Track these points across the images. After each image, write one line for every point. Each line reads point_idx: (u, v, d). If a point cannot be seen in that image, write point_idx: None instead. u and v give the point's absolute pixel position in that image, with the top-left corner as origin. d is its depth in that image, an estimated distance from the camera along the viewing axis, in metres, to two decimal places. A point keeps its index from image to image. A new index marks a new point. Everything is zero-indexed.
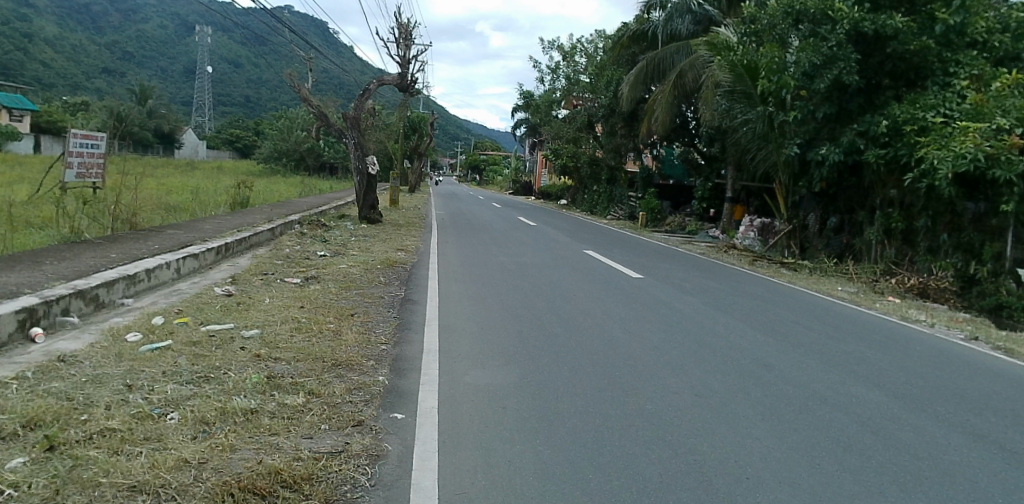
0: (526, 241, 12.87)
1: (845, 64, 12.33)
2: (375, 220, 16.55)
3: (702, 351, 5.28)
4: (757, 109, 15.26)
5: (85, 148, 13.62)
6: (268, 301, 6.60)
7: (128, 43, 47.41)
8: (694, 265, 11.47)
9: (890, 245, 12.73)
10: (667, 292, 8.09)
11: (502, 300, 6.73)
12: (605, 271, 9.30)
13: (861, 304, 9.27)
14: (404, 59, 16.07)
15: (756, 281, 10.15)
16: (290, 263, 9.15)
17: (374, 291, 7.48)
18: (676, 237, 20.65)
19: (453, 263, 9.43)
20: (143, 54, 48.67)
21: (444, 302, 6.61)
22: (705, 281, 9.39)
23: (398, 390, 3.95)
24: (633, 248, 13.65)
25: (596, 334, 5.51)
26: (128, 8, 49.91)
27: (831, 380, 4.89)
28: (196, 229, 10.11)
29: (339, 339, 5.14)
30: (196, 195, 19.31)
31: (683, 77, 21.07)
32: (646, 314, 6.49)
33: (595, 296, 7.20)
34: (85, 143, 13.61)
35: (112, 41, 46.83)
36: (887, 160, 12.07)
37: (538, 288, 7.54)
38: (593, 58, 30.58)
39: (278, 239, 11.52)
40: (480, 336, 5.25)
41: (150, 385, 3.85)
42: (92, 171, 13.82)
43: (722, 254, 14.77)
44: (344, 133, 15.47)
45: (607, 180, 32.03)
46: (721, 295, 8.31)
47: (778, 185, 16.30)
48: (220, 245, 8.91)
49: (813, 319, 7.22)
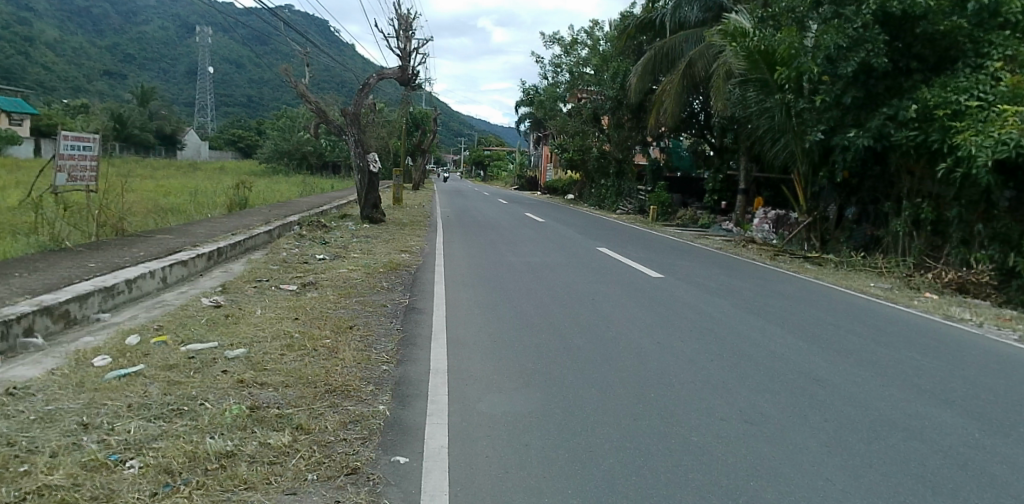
0: (537, 239, 12.30)
1: (872, 47, 11.66)
2: (377, 219, 15.96)
3: (744, 365, 4.71)
4: (774, 97, 14.57)
5: (76, 150, 13.02)
6: (259, 312, 6.03)
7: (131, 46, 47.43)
8: (714, 261, 10.84)
9: (919, 237, 12.09)
10: (692, 293, 7.51)
11: (517, 307, 6.19)
12: (623, 272, 8.72)
13: (898, 302, 8.62)
14: (404, 52, 15.47)
15: (783, 278, 9.51)
16: (286, 268, 8.59)
17: (375, 298, 6.91)
18: (689, 231, 20.02)
19: (462, 266, 8.88)
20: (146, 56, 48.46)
21: (453, 310, 6.05)
22: (730, 281, 8.79)
23: (401, 425, 3.36)
24: (647, 244, 13.03)
25: (624, 346, 4.96)
26: (130, 10, 49.87)
27: (894, 398, 4.29)
28: (187, 234, 9.56)
29: (335, 358, 4.56)
30: (194, 198, 18.82)
31: (692, 66, 20.42)
32: (675, 320, 5.93)
33: (618, 301, 6.64)
34: (77, 145, 13.07)
35: (114, 44, 47.86)
36: (917, 145, 11.41)
37: (555, 292, 6.99)
38: (598, 49, 29.90)
39: (275, 242, 10.94)
40: (496, 352, 4.71)
41: (110, 423, 3.26)
42: (84, 174, 13.24)
43: (741, 249, 14.11)
44: (344, 130, 14.92)
45: (615, 173, 31.35)
46: (750, 296, 7.72)
47: (796, 176, 15.68)
48: (211, 250, 8.35)
49: (853, 322, 6.63)
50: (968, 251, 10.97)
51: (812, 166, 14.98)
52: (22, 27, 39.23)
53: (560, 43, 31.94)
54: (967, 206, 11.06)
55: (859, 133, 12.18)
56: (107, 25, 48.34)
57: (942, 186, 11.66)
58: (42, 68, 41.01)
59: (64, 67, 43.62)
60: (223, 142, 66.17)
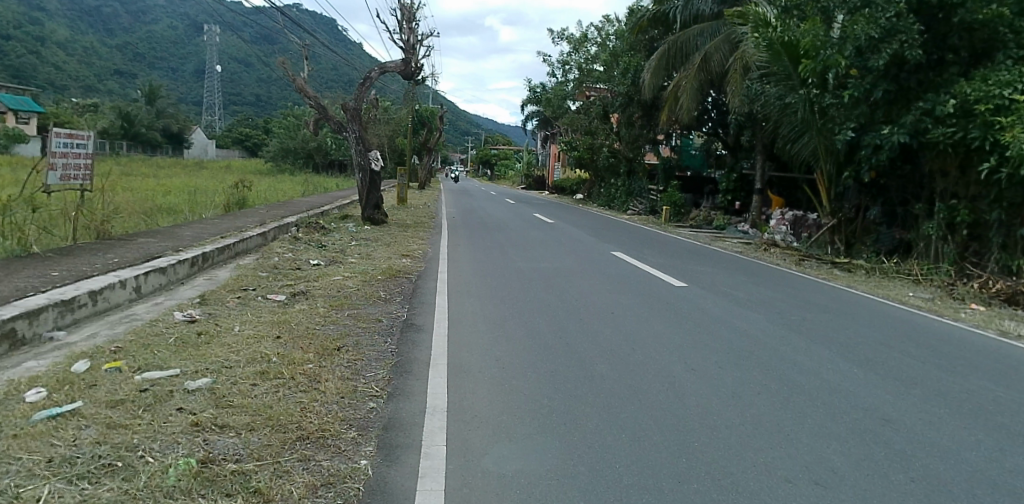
0: (547, 242, 11.63)
1: (907, 37, 10.85)
2: (379, 220, 15.26)
3: (800, 403, 3.99)
4: (797, 92, 13.78)
5: (69, 148, 12.42)
6: (238, 329, 5.35)
7: (140, 45, 47.62)
8: (738, 267, 10.09)
9: (955, 241, 11.29)
10: (719, 305, 6.82)
11: (529, 323, 5.51)
12: (642, 280, 8.01)
13: (943, 315, 7.84)
14: (407, 45, 14.81)
15: (814, 287, 8.76)
16: (276, 275, 7.88)
17: (369, 311, 6.22)
18: (704, 233, 19.24)
19: (466, 272, 8.19)
20: (155, 55, 48.49)
21: (455, 327, 5.36)
22: (760, 290, 8.05)
23: (386, 491, 2.66)
24: (664, 248, 12.33)
25: (656, 375, 4.27)
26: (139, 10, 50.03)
27: (983, 446, 3.54)
28: (172, 237, 8.88)
29: (315, 390, 3.87)
30: (192, 197, 18.22)
31: (708, 61, 19.73)
32: (708, 340, 5.24)
33: (641, 315, 5.96)
34: (70, 143, 12.44)
35: (124, 43, 47.72)
36: (955, 142, 10.61)
37: (572, 304, 6.31)
38: (607, 46, 29.18)
39: (268, 245, 10.30)
40: (506, 383, 4.01)
41: (16, 489, 2.56)
42: (78, 173, 12.66)
43: (764, 253, 13.33)
44: (344, 126, 14.24)
45: (625, 173, 30.59)
46: (782, 308, 7.00)
47: (819, 176, 14.93)
48: (194, 256, 7.68)
49: (905, 340, 5.87)
50: (1012, 257, 10.17)
51: (837, 165, 14.20)
52: None
53: (569, 40, 31.14)
54: (1009, 209, 10.27)
55: (893, 130, 11.37)
56: (116, 24, 48.55)
57: (983, 186, 10.86)
58: None
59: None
60: (231, 141, 65.99)
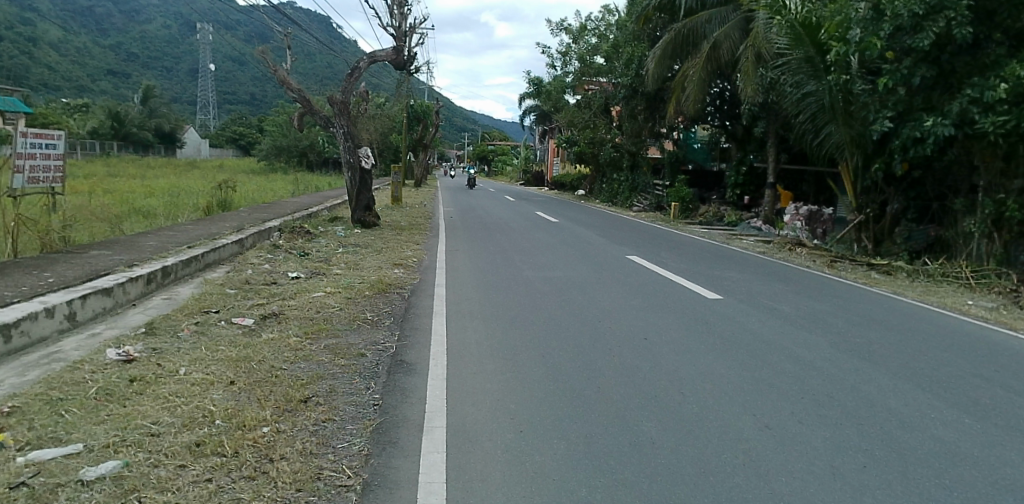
0: (555, 246, 10.61)
1: (955, 14, 9.87)
2: (371, 223, 14.07)
3: (926, 482, 2.95)
4: (822, 79, 12.72)
5: (37, 148, 11.29)
6: (185, 372, 4.26)
7: (133, 44, 46.56)
8: (769, 273, 9.08)
9: (1001, 240, 10.36)
10: (768, 325, 5.82)
11: (549, 356, 4.50)
12: (671, 292, 7.00)
13: (1016, 327, 6.84)
14: (399, 32, 13.66)
15: (862, 297, 7.76)
16: (247, 292, 6.78)
17: (351, 340, 5.12)
18: (718, 231, 18.13)
19: (468, 285, 7.15)
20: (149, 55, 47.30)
21: (457, 365, 4.31)
22: (804, 303, 7.04)
23: None
24: (682, 250, 11.31)
25: (725, 441, 3.28)
26: (133, 8, 48.84)
27: None
28: (131, 248, 7.76)
29: (262, 479, 2.76)
30: (172, 200, 17.05)
31: (717, 48, 18.67)
32: (772, 380, 4.27)
33: (683, 343, 4.96)
34: (38, 143, 11.33)
35: (117, 42, 46.70)
36: (1007, 131, 9.54)
37: (597, 328, 5.30)
38: (610, 35, 28.05)
39: (244, 254, 9.20)
40: (525, 459, 2.98)
41: None
42: (46, 175, 11.55)
43: (790, 254, 12.26)
44: (331, 121, 13.15)
45: (628, 167, 29.55)
46: (837, 326, 5.98)
47: (843, 169, 13.90)
48: (150, 272, 6.57)
49: (1000, 369, 4.84)
50: None
51: (864, 157, 13.19)
52: (25, 27, 38.17)
53: (568, 30, 29.88)
54: None
55: (936, 120, 10.33)
56: (110, 24, 47.37)
57: None
58: (45, 68, 40.13)
59: (65, 66, 42.26)
60: (225, 139, 64.73)
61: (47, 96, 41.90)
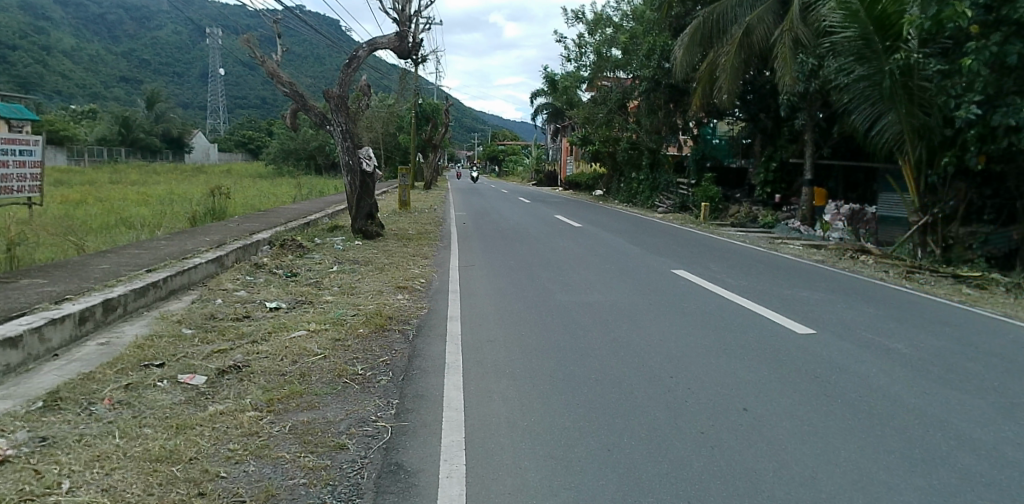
0: (584, 259, 9.19)
1: None
2: (373, 233, 12.56)
3: None
4: (885, 62, 11.11)
5: (7, 155, 9.89)
6: (67, 489, 2.75)
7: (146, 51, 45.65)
8: (844, 292, 7.58)
9: None
10: (902, 381, 4.29)
11: (617, 452, 3.06)
12: (747, 324, 5.55)
13: None
14: (403, 17, 12.20)
15: (974, 323, 6.24)
16: (206, 333, 5.33)
17: (328, 415, 3.63)
18: (756, 235, 16.53)
19: (489, 319, 5.74)
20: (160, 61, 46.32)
21: (486, 475, 2.83)
22: (920, 339, 5.48)
23: None
24: (731, 261, 9.80)
25: None
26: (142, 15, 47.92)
27: None
28: (75, 275, 6.32)
29: None
30: (163, 210, 15.69)
31: (751, 34, 17.05)
32: (971, 491, 2.78)
33: (802, 419, 3.54)
34: (8, 149, 9.91)
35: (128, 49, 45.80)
36: None
37: (671, 390, 3.90)
38: (628, 23, 26.43)
39: (219, 276, 7.75)
40: None
41: None
42: (18, 185, 10.17)
43: (854, 263, 10.67)
44: (327, 119, 11.74)
45: (647, 166, 27.90)
46: (984, 376, 4.46)
47: (905, 164, 12.26)
48: (81, 312, 5.11)
49: None
50: None
51: (929, 150, 11.64)
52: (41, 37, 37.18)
53: (583, 21, 28.31)
54: None
55: None
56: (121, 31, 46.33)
57: None
58: (59, 77, 39.35)
59: (80, 74, 41.40)
60: (234, 144, 63.89)
61: (57, 103, 40.99)
